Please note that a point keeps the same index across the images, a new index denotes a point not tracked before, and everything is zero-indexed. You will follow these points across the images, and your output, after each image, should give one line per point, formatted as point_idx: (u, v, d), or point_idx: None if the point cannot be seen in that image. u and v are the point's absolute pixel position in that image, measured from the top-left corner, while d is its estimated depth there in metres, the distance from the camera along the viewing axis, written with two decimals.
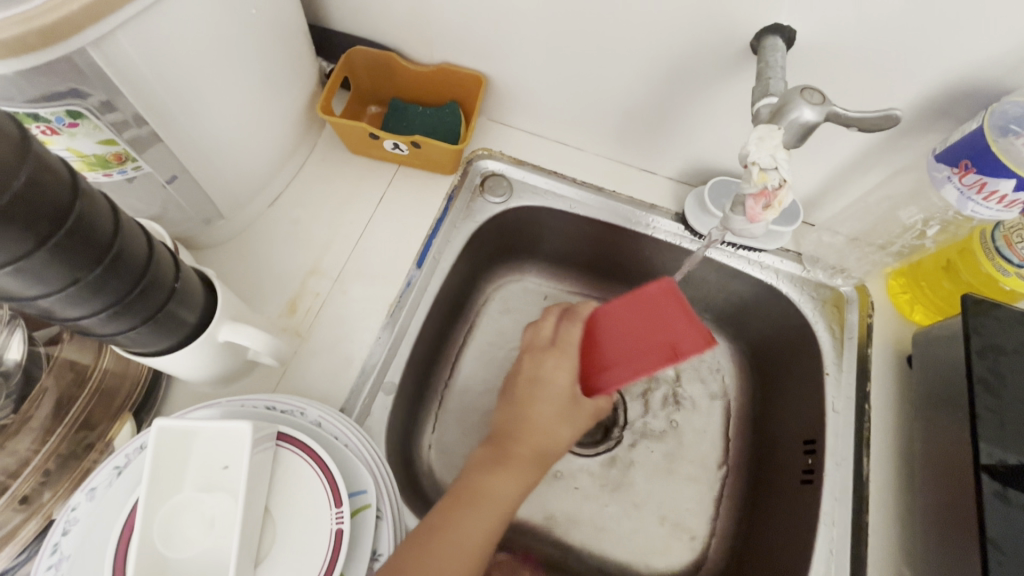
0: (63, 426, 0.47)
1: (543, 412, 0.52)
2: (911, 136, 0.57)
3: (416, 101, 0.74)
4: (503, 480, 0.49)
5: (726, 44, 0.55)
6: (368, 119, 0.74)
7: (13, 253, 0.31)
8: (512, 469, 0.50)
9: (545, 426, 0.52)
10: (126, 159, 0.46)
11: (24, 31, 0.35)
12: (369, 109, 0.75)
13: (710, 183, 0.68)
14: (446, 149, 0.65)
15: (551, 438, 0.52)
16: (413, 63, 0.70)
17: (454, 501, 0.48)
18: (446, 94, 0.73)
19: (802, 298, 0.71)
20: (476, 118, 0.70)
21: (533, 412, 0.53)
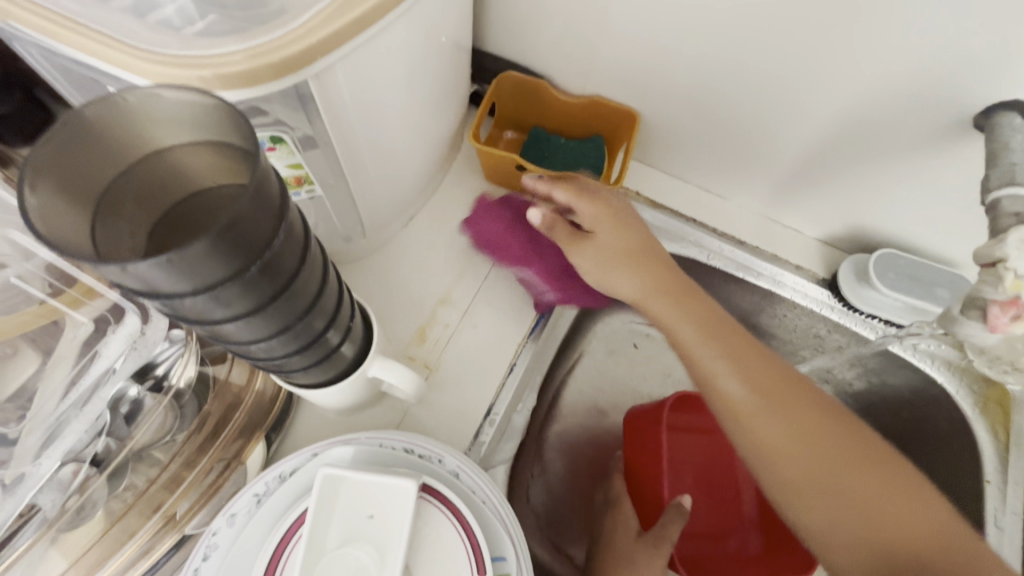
0: (214, 448, 0.45)
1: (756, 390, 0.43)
2: None
3: (556, 131, 0.71)
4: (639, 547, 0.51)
5: (939, 110, 0.51)
6: (505, 145, 0.71)
7: (240, 309, 0.28)
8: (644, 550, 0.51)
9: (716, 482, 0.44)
10: (304, 182, 0.46)
11: (257, 65, 0.34)
12: (505, 135, 0.72)
13: (875, 255, 0.63)
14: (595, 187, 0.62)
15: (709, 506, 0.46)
16: (563, 92, 0.67)
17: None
18: (589, 127, 0.70)
19: (959, 392, 0.65)
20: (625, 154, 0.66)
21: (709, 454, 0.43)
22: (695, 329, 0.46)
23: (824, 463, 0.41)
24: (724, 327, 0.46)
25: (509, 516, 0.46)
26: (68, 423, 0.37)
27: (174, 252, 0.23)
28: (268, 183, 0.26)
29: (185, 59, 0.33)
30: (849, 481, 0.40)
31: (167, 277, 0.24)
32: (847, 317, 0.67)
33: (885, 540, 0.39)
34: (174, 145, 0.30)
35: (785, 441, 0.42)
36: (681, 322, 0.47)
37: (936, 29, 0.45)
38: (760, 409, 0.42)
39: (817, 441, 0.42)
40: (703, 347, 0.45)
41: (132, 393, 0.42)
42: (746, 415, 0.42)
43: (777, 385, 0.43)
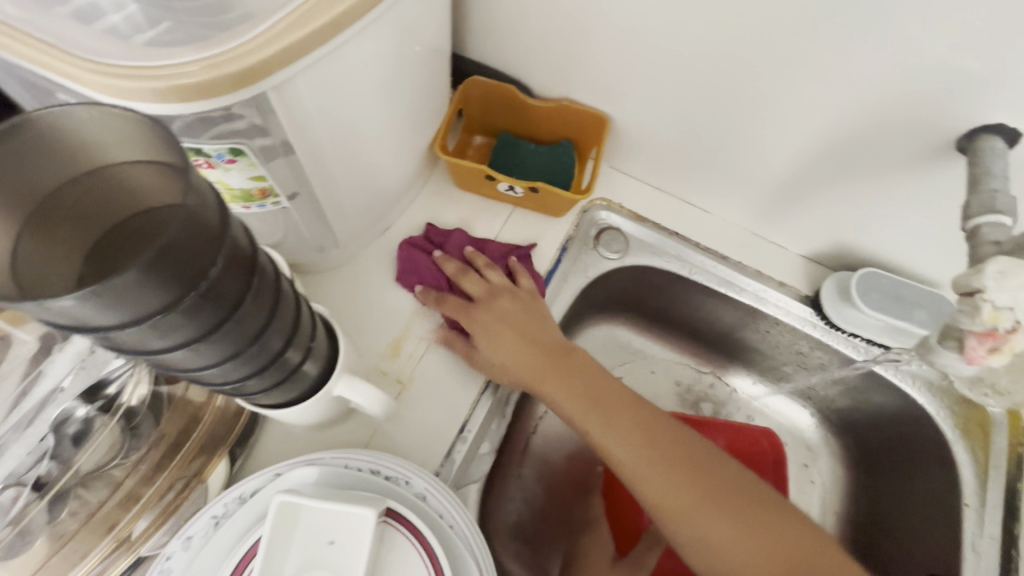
0: (172, 466, 0.44)
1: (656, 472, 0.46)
2: None
3: (526, 135, 0.70)
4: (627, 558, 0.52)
5: (922, 130, 0.50)
6: (474, 152, 0.71)
7: (182, 338, 0.27)
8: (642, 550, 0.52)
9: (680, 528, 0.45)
10: (269, 194, 0.44)
11: (212, 76, 0.32)
12: (474, 140, 0.71)
13: (859, 273, 0.62)
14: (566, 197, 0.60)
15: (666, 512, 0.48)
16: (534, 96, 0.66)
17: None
18: (562, 135, 0.69)
19: (939, 414, 0.64)
20: (598, 161, 0.65)
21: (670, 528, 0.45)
22: (575, 394, 0.52)
23: (698, 493, 0.45)
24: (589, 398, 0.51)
25: (476, 541, 0.45)
26: (9, 446, 0.35)
27: (94, 286, 0.21)
28: (206, 208, 0.25)
29: (135, 70, 0.32)
30: (688, 487, 0.45)
31: (91, 310, 0.22)
32: (830, 335, 0.66)
33: (782, 562, 0.43)
34: (112, 162, 0.28)
35: (658, 472, 0.46)
36: (565, 399, 0.52)
37: (918, 48, 0.45)
38: (624, 429, 0.49)
39: (676, 466, 0.46)
40: (595, 401, 0.51)
41: (80, 413, 0.39)
42: (603, 439, 0.49)
43: (635, 428, 0.49)
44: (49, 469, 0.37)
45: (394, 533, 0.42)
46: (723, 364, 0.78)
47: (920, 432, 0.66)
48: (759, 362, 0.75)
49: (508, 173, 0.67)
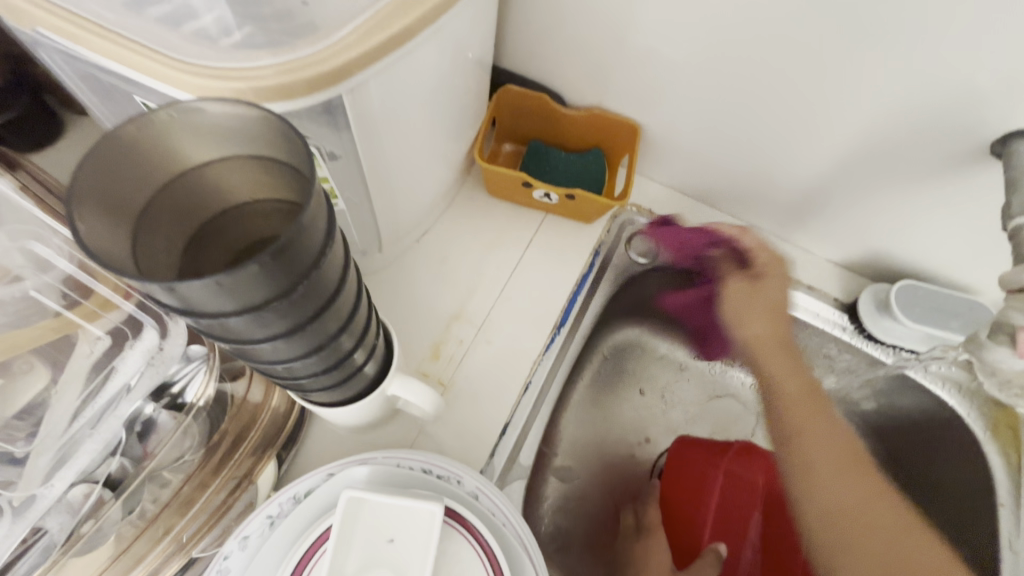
0: (230, 466, 0.43)
1: (842, 485, 0.52)
2: None
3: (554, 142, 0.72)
4: (820, 438, 0.55)
5: (955, 137, 0.52)
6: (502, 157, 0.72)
7: (277, 330, 0.28)
8: (821, 428, 0.55)
9: (828, 485, 0.53)
10: (328, 196, 0.45)
11: (289, 80, 0.33)
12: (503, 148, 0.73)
13: (897, 286, 0.63)
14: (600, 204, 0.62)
15: (830, 499, 0.52)
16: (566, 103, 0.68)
17: (807, 478, 0.53)
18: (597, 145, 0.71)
19: (969, 414, 0.65)
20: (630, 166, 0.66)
21: (826, 489, 0.52)
22: (826, 437, 0.55)
23: (848, 502, 0.52)
24: (851, 470, 0.53)
25: (531, 539, 0.45)
26: (80, 444, 0.36)
27: (224, 275, 0.22)
28: (317, 206, 0.26)
29: (219, 71, 0.32)
30: (901, 543, 0.50)
31: (215, 296, 0.23)
32: (859, 339, 0.67)
33: (861, 522, 0.51)
34: (213, 159, 0.29)
35: (840, 485, 0.52)
36: (816, 447, 0.54)
37: (951, 57, 0.46)
38: (818, 436, 0.55)
39: (848, 472, 0.53)
40: (808, 453, 0.54)
41: (148, 411, 0.40)
42: (821, 480, 0.53)
43: (841, 455, 0.54)
44: (117, 466, 0.38)
45: (454, 532, 0.42)
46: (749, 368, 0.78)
47: (951, 434, 0.67)
48: None
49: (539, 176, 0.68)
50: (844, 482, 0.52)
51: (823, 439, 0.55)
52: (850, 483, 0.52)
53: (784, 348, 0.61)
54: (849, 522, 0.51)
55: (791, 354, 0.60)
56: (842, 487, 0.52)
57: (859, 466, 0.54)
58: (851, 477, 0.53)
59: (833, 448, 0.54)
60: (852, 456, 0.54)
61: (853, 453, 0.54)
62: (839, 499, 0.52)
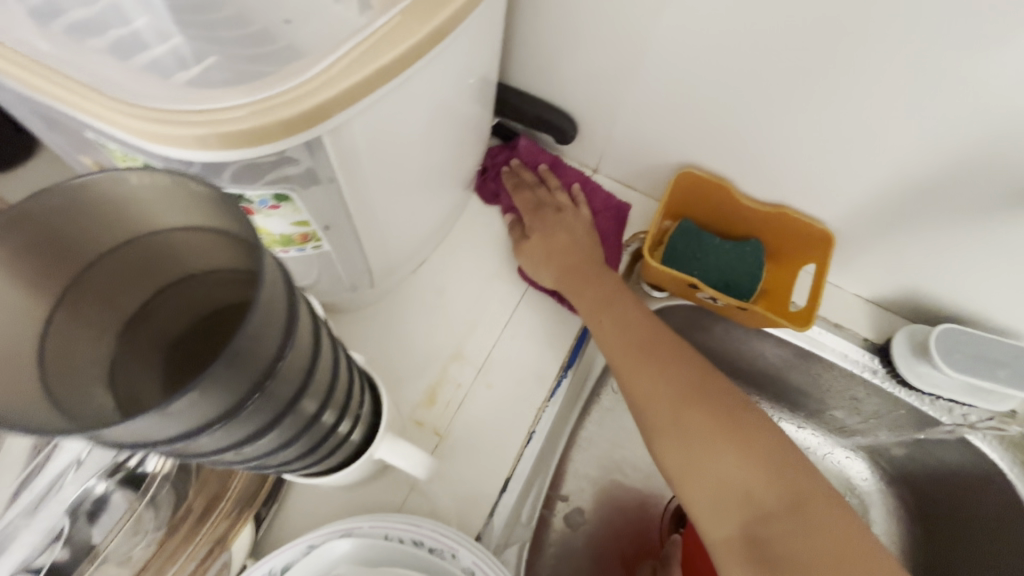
0: (197, 540, 0.39)
1: (719, 446, 0.45)
2: None
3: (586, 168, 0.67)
4: (664, 371, 0.49)
5: (1009, 175, 0.46)
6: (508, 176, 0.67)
7: (236, 437, 0.23)
8: (679, 372, 0.49)
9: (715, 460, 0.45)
10: (311, 238, 0.40)
11: (264, 124, 0.28)
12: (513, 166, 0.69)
13: (937, 331, 0.57)
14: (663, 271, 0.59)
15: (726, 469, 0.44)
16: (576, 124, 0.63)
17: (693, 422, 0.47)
18: (702, 218, 0.65)
19: (1011, 470, 0.59)
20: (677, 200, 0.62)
21: (684, 429, 0.46)
22: (665, 379, 0.49)
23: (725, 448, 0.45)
24: (716, 415, 0.46)
25: None
26: (17, 535, 0.34)
27: (162, 404, 0.18)
28: (277, 302, 0.22)
29: (181, 113, 0.28)
30: (750, 465, 0.44)
31: (161, 425, 0.19)
32: (891, 384, 0.62)
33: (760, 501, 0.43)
34: (159, 228, 0.26)
35: (705, 444, 0.46)
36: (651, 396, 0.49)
37: (1013, 91, 0.41)
38: (658, 386, 0.49)
39: (714, 422, 0.46)
40: (658, 403, 0.48)
41: (98, 489, 0.37)
42: (662, 419, 0.48)
43: (715, 414, 0.46)
44: (60, 556, 0.35)
45: None
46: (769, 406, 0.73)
47: (990, 490, 0.61)
48: (808, 406, 0.71)
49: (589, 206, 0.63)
50: (697, 456, 0.46)
51: (686, 421, 0.47)
52: (708, 459, 0.45)
53: (593, 275, 0.56)
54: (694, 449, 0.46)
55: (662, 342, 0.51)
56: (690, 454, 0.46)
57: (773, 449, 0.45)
58: (725, 455, 0.45)
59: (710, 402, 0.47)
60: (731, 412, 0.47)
61: (719, 407, 0.47)
62: (720, 476, 0.44)
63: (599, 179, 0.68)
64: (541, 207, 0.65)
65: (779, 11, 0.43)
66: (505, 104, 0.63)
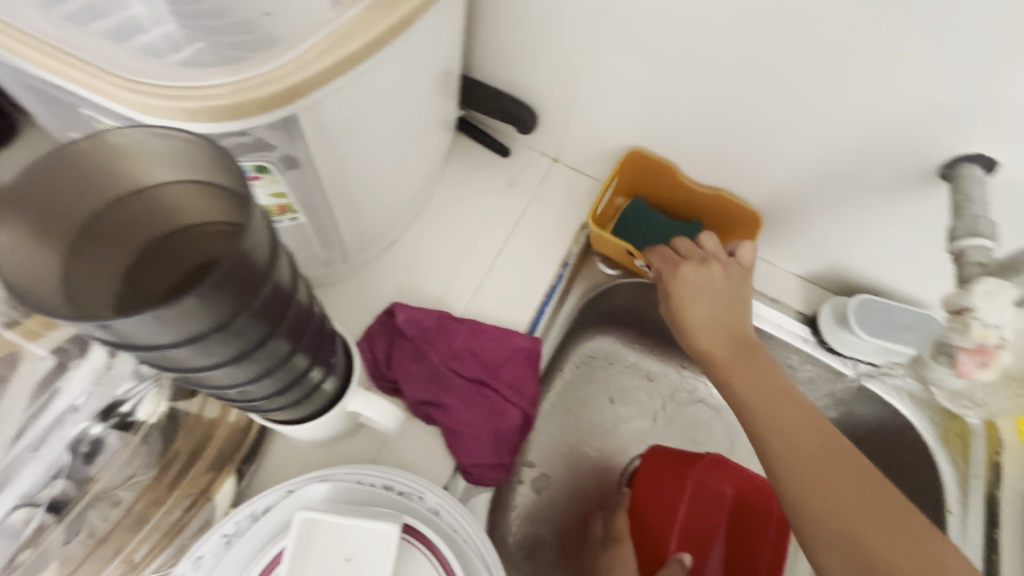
0: (182, 485, 0.43)
1: (812, 467, 0.43)
2: None
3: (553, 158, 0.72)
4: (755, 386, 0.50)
5: (907, 159, 0.53)
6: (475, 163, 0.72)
7: (220, 357, 0.27)
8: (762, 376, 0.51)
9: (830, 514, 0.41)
10: (288, 210, 0.45)
11: (243, 101, 0.32)
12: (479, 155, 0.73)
13: (855, 300, 0.64)
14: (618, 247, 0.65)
15: (820, 478, 0.42)
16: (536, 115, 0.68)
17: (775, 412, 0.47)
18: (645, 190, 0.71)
19: (921, 424, 0.67)
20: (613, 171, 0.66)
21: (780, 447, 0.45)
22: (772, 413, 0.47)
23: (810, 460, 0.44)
24: (816, 454, 0.44)
25: (490, 556, 0.46)
26: (21, 468, 0.36)
27: (160, 309, 0.22)
28: (261, 239, 0.26)
29: (170, 89, 0.32)
30: (871, 515, 0.40)
31: (155, 328, 0.23)
32: (820, 351, 0.69)
33: (864, 543, 0.39)
34: (153, 181, 0.30)
35: (802, 461, 0.44)
36: (766, 410, 0.48)
37: (901, 84, 0.47)
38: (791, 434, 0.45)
39: (815, 455, 0.44)
40: (782, 453, 0.45)
41: (94, 431, 0.39)
42: (774, 430, 0.46)
43: (818, 468, 0.43)
44: (62, 489, 0.37)
45: (411, 549, 0.42)
46: None
47: (906, 443, 0.68)
48: None
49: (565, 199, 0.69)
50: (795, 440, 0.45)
51: (787, 437, 0.45)
52: (808, 455, 0.44)
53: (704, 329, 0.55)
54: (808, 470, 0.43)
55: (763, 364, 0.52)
56: (819, 480, 0.42)
57: (835, 454, 0.44)
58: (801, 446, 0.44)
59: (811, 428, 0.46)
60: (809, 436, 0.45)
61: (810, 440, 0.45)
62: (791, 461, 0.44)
63: (559, 167, 0.73)
64: (505, 192, 0.70)
65: (707, 12, 0.49)
66: (470, 95, 0.68)
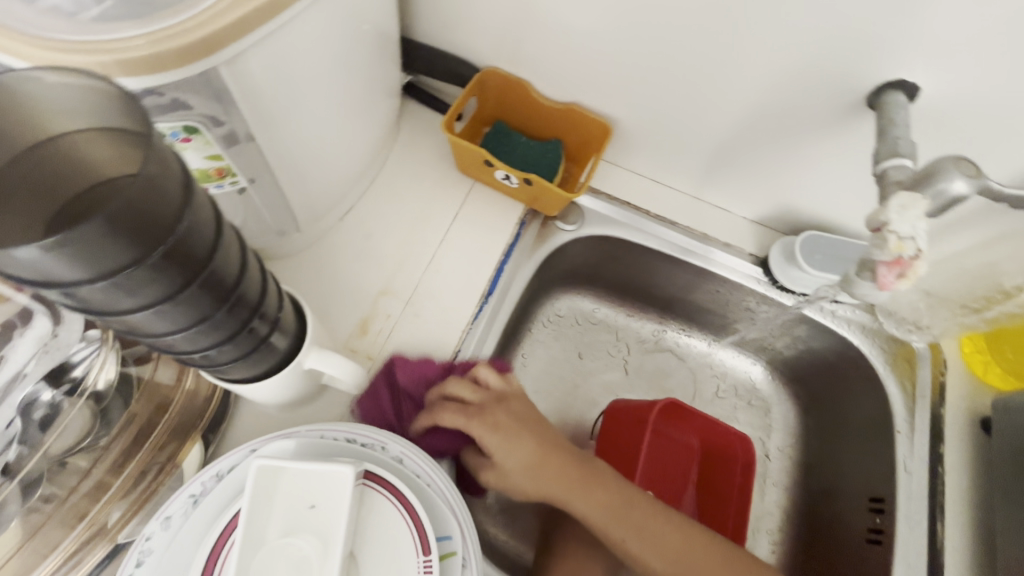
0: (144, 450, 0.44)
1: (628, 532, 0.52)
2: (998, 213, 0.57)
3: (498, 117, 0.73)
4: (581, 500, 0.52)
5: (839, 92, 0.54)
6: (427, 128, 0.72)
7: (147, 300, 0.27)
8: (582, 488, 0.53)
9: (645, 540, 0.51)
10: (227, 173, 0.45)
11: (158, 52, 0.33)
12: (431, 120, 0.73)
13: (802, 237, 0.67)
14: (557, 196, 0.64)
15: (630, 543, 0.51)
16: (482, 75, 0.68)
17: (580, 481, 0.53)
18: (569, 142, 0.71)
19: (873, 354, 0.69)
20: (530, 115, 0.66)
21: (619, 535, 0.52)
22: (589, 502, 0.53)
23: (623, 523, 0.52)
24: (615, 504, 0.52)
25: (453, 496, 0.47)
26: None
27: (57, 237, 0.22)
28: (168, 172, 0.26)
29: (82, 44, 0.32)
30: (665, 531, 0.52)
31: (63, 261, 0.23)
32: (773, 290, 0.71)
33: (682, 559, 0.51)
34: (67, 131, 0.30)
35: (616, 525, 0.52)
36: (574, 500, 0.53)
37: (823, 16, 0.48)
38: (602, 514, 0.52)
39: (617, 508, 0.52)
40: (593, 501, 0.53)
41: (45, 397, 0.39)
42: (591, 518, 0.52)
43: (617, 509, 0.53)
44: (16, 454, 0.37)
45: (374, 494, 0.44)
46: (680, 325, 0.83)
47: (858, 372, 0.71)
48: (712, 320, 0.80)
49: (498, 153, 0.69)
50: (598, 504, 0.52)
51: (592, 490, 0.53)
52: (613, 512, 0.52)
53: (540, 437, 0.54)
54: (617, 516, 0.52)
55: (560, 460, 0.54)
56: (631, 525, 0.52)
57: (637, 506, 0.53)
58: (614, 520, 0.52)
59: (603, 511, 0.52)
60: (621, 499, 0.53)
61: (620, 493, 0.53)
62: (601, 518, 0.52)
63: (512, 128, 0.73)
64: None
65: None
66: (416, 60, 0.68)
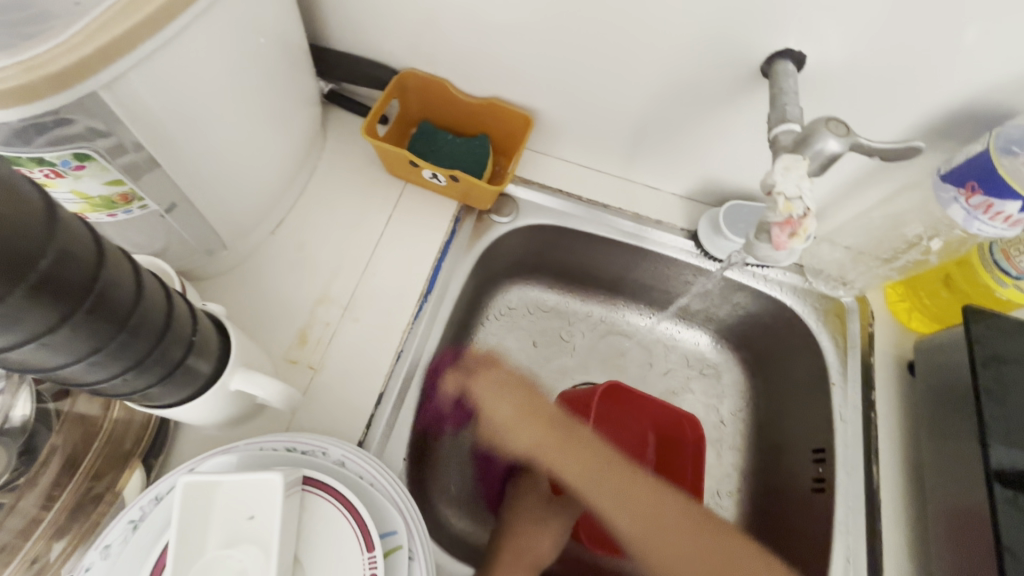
0: (75, 480, 0.45)
1: (614, 498, 0.61)
2: (897, 167, 0.60)
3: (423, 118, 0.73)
4: (570, 461, 0.63)
5: (734, 66, 0.56)
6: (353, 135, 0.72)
7: (28, 333, 0.27)
8: (580, 451, 0.63)
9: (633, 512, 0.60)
10: (133, 198, 0.44)
11: (30, 81, 0.33)
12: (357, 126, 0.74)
13: (725, 207, 0.69)
14: (483, 189, 0.65)
15: (616, 513, 0.61)
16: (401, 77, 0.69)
17: (572, 445, 0.63)
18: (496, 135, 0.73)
19: (807, 314, 0.71)
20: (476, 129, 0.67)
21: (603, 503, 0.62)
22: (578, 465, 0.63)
23: (619, 496, 0.61)
24: (608, 472, 0.62)
25: (397, 493, 0.48)
26: None
27: None
28: (22, 203, 0.26)
29: None
30: (657, 510, 0.60)
31: None
32: (706, 262, 0.73)
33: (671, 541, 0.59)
34: None
35: (611, 495, 0.61)
36: (569, 468, 0.63)
37: None
38: (596, 482, 0.62)
39: (614, 474, 0.62)
40: (589, 477, 0.62)
41: None
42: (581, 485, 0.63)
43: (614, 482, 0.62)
44: None
45: (315, 498, 0.45)
46: (627, 304, 0.84)
47: (794, 332, 0.74)
48: (656, 296, 0.82)
49: (425, 153, 0.70)
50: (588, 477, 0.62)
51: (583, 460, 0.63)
52: (605, 485, 0.62)
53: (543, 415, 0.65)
54: (614, 488, 0.61)
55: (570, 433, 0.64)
56: (617, 493, 0.61)
57: (633, 481, 0.61)
58: (609, 489, 0.62)
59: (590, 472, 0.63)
60: (619, 471, 0.62)
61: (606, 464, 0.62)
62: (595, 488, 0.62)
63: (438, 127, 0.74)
64: None
65: None
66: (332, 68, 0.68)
